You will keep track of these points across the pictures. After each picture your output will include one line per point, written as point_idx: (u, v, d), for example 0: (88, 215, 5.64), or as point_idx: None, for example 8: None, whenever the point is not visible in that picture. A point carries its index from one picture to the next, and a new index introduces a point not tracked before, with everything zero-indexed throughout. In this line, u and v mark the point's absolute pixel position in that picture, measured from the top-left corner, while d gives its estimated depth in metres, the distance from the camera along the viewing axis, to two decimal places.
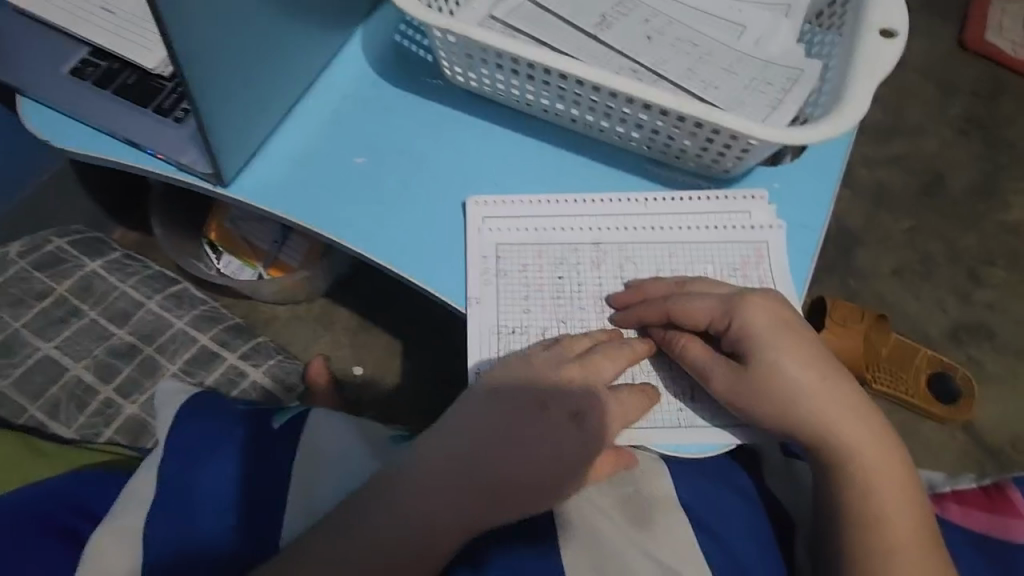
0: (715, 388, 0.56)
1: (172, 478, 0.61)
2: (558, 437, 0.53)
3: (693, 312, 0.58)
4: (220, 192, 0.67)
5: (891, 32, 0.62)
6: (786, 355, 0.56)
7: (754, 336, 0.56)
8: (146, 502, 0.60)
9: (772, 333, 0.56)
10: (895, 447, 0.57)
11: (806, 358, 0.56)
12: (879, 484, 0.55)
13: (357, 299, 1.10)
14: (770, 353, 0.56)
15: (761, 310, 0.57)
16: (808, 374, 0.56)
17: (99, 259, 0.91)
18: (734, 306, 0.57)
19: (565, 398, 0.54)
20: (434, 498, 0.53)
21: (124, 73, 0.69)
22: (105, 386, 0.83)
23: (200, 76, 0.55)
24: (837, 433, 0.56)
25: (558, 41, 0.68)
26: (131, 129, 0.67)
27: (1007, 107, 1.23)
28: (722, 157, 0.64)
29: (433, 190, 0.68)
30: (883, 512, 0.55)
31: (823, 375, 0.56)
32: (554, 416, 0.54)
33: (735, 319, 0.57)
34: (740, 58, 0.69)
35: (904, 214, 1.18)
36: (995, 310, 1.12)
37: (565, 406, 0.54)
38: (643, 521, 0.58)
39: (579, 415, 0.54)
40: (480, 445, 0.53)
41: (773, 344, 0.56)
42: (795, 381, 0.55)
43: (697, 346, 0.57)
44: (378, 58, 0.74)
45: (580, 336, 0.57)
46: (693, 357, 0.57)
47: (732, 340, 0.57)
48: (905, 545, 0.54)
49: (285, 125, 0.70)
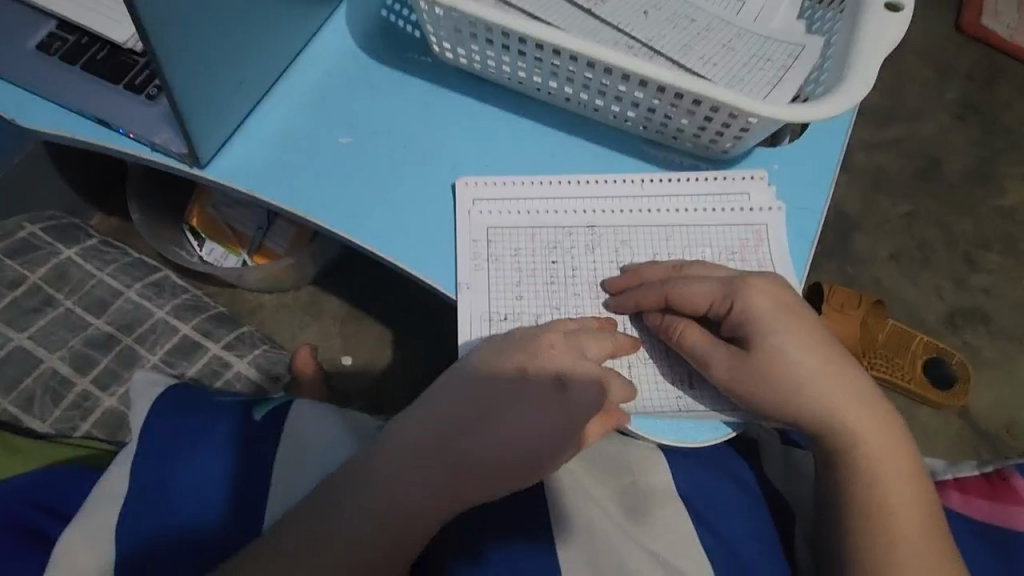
0: (716, 375, 0.54)
1: (147, 473, 0.58)
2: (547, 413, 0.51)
3: (692, 296, 0.56)
4: (196, 174, 0.64)
5: (896, 6, 0.60)
6: (789, 340, 0.54)
7: (755, 320, 0.54)
8: (119, 498, 0.57)
9: (774, 317, 0.54)
10: (899, 433, 0.56)
11: (808, 343, 0.54)
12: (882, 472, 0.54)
13: (345, 287, 1.07)
14: (772, 338, 0.54)
15: (762, 293, 0.55)
16: (811, 359, 0.54)
17: (75, 246, 0.88)
18: (735, 290, 0.55)
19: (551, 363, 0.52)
20: (421, 480, 0.51)
21: (93, 48, 0.66)
22: (82, 378, 0.80)
23: (171, 50, 0.52)
24: (841, 420, 0.54)
25: (551, 16, 0.65)
26: (102, 108, 0.64)
27: (1003, 91, 1.21)
28: (720, 137, 0.62)
29: (421, 172, 0.65)
30: (886, 501, 0.53)
31: (826, 360, 0.55)
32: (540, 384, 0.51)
33: (737, 302, 0.55)
34: (739, 34, 0.66)
35: (900, 199, 1.16)
36: (992, 295, 1.11)
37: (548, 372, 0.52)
38: (640, 514, 0.56)
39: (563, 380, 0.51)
40: (459, 424, 0.52)
41: (776, 329, 0.54)
42: (798, 367, 0.54)
43: (695, 332, 0.55)
44: (363, 34, 0.70)
45: (573, 323, 0.55)
46: (693, 343, 0.55)
47: (732, 324, 0.55)
48: (909, 537, 0.52)
49: (265, 104, 0.67)
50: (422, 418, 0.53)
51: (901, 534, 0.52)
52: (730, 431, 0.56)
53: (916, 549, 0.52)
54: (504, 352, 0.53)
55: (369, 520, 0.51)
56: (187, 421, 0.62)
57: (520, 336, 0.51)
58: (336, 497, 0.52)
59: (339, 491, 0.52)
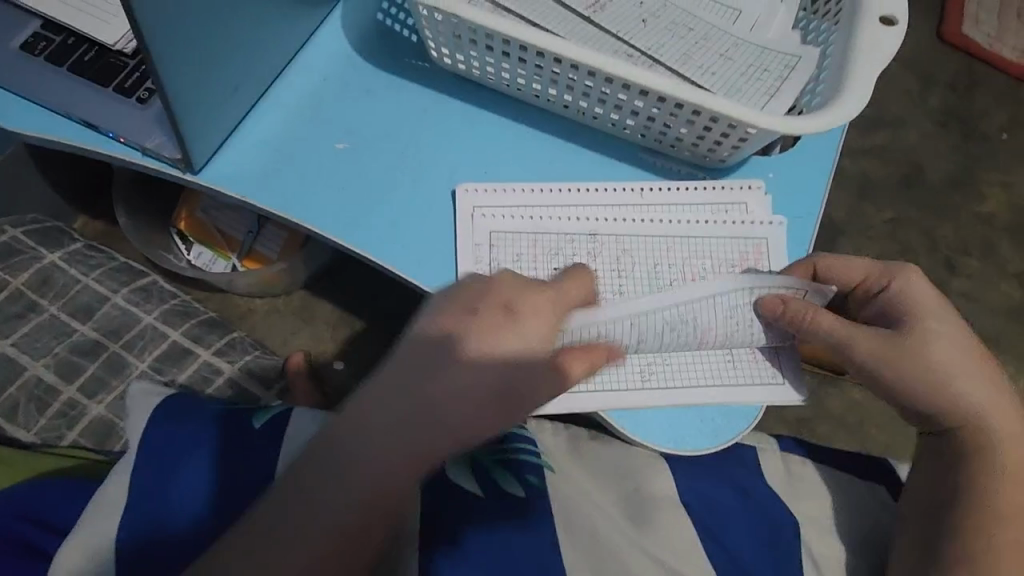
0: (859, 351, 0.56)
1: (145, 483, 0.57)
2: (506, 346, 0.45)
3: (850, 269, 0.59)
4: (189, 179, 0.62)
5: (890, 20, 0.61)
6: (942, 327, 0.56)
7: (910, 304, 0.56)
8: (118, 509, 0.56)
9: (932, 306, 0.56)
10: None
11: (965, 341, 0.56)
12: (1006, 467, 0.53)
13: (337, 291, 1.06)
14: (928, 329, 0.55)
15: (919, 283, 0.57)
16: (959, 357, 0.55)
17: (58, 249, 0.86)
18: (893, 273, 0.58)
19: (500, 292, 0.47)
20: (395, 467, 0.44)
21: (81, 49, 0.64)
22: (67, 387, 0.77)
23: (168, 54, 0.51)
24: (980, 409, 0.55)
25: (551, 22, 0.65)
26: (90, 111, 0.62)
27: (982, 99, 1.25)
28: (718, 146, 0.62)
29: (421, 178, 0.64)
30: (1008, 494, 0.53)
31: (978, 357, 0.56)
32: (489, 315, 0.46)
33: (893, 285, 0.57)
34: (736, 43, 0.67)
35: (884, 205, 1.19)
36: (971, 299, 1.14)
37: (496, 300, 0.46)
38: (645, 522, 0.57)
39: (511, 309, 0.46)
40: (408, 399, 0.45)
41: (930, 315, 0.56)
42: (947, 350, 0.55)
43: (825, 317, 0.56)
44: (360, 37, 0.70)
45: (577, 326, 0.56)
46: (824, 321, 0.56)
47: (887, 304, 0.57)
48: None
49: (261, 107, 0.66)
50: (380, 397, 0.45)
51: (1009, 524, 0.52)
52: (729, 438, 0.57)
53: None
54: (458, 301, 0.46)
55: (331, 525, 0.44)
56: (180, 433, 0.60)
57: (491, 296, 0.47)
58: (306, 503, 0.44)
59: None
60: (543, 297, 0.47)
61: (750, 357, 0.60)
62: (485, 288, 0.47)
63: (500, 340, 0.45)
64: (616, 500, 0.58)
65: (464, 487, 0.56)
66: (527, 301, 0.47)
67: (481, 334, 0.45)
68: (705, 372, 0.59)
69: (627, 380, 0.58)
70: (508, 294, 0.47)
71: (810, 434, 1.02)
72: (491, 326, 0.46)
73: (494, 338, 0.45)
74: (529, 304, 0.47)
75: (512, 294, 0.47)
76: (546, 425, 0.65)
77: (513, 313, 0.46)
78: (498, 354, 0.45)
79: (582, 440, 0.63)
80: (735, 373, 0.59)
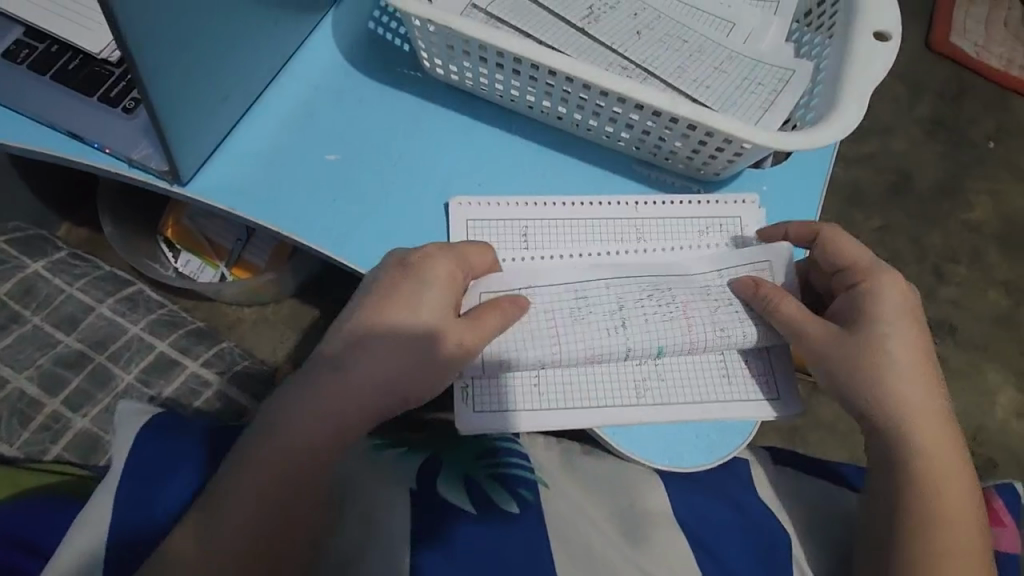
0: (812, 343, 0.55)
1: (131, 503, 0.56)
2: (412, 302, 0.52)
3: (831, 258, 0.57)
4: (176, 191, 0.61)
5: (884, 35, 0.61)
6: (905, 331, 0.54)
7: (877, 303, 0.55)
8: (102, 532, 0.54)
9: (893, 309, 0.55)
10: (963, 461, 0.55)
11: (925, 348, 0.55)
12: (938, 472, 0.53)
13: (327, 300, 1.05)
14: (885, 328, 0.54)
15: (893, 284, 0.55)
16: (912, 362, 0.54)
17: (42, 258, 0.84)
18: (871, 273, 0.56)
19: (393, 255, 0.55)
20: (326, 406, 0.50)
21: (65, 57, 0.62)
22: (51, 400, 0.76)
23: (155, 67, 0.49)
24: (929, 415, 0.54)
25: (545, 34, 0.65)
26: (75, 121, 0.61)
27: (969, 108, 1.26)
28: (713, 160, 0.62)
29: (414, 191, 0.64)
30: (947, 501, 0.53)
31: (933, 364, 0.56)
32: (389, 274, 0.53)
33: (865, 282, 0.55)
34: (730, 56, 0.67)
35: (873, 212, 1.20)
36: (959, 306, 1.15)
37: (391, 261, 0.54)
38: (641, 538, 0.56)
39: (404, 262, 0.54)
40: (343, 362, 0.51)
41: (896, 318, 0.54)
42: (904, 355, 0.54)
43: (790, 305, 0.56)
44: (351, 46, 0.69)
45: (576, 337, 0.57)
46: (785, 311, 0.56)
47: (850, 299, 0.56)
48: (960, 535, 0.52)
49: (250, 117, 0.65)
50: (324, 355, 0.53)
51: (942, 530, 0.52)
52: (723, 454, 0.58)
53: (965, 547, 0.52)
54: (381, 275, 0.54)
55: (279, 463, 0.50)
56: (171, 450, 0.60)
57: (393, 261, 0.54)
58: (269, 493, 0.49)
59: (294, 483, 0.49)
60: (428, 248, 0.55)
61: (746, 373, 0.59)
62: (386, 256, 0.55)
63: (399, 289, 0.52)
64: (611, 516, 0.58)
65: (461, 508, 0.55)
66: (420, 257, 0.54)
67: (382, 286, 0.53)
68: (700, 390, 0.58)
69: (620, 397, 0.58)
70: (402, 254, 0.54)
71: (801, 442, 1.03)
72: (390, 282, 0.53)
73: (394, 290, 0.52)
74: (425, 258, 0.54)
75: (406, 252, 0.54)
76: (539, 439, 0.65)
77: (407, 266, 0.53)
78: (410, 310, 0.52)
79: (575, 454, 0.63)
80: (731, 390, 0.59)
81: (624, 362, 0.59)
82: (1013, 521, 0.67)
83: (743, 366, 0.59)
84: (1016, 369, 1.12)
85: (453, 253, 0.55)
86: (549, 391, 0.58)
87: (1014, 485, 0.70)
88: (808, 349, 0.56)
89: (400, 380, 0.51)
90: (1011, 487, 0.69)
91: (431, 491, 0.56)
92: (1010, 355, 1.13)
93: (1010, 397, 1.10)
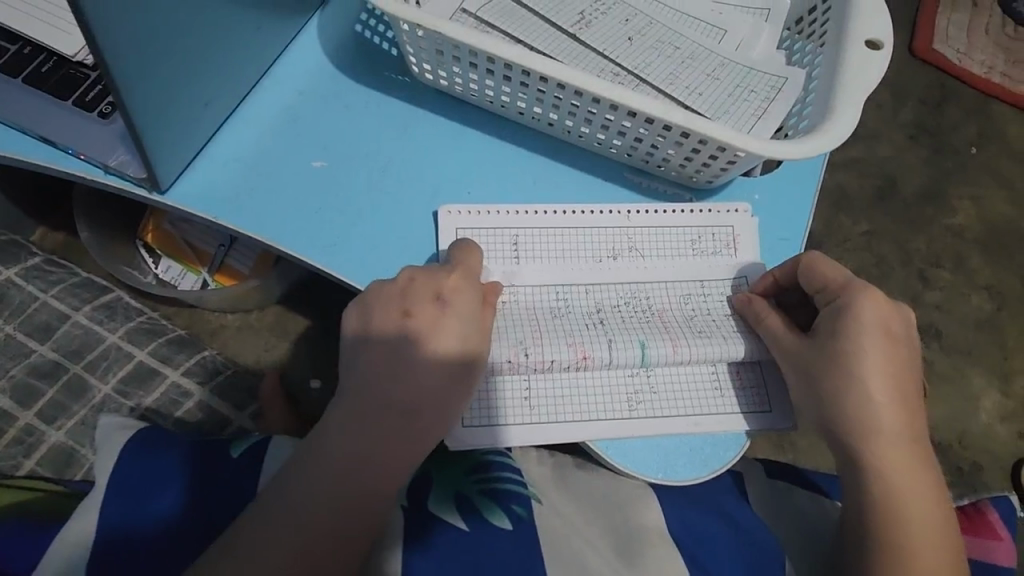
0: (793, 357, 0.55)
1: (114, 519, 0.54)
2: (438, 330, 0.51)
3: (820, 275, 0.56)
4: (155, 200, 0.59)
5: (876, 43, 0.61)
6: (880, 348, 0.53)
7: (855, 316, 0.53)
8: (83, 549, 0.52)
9: (873, 327, 0.53)
10: (935, 479, 0.54)
11: (900, 367, 0.54)
12: (907, 488, 0.53)
13: (312, 307, 1.03)
14: (863, 343, 0.53)
15: (870, 301, 0.54)
16: (889, 381, 0.53)
17: (14, 265, 0.82)
18: (851, 288, 0.54)
19: (423, 284, 0.52)
20: (357, 440, 0.49)
21: (37, 58, 0.60)
22: (25, 412, 0.73)
23: (129, 69, 0.47)
24: (900, 434, 0.53)
25: (536, 39, 0.64)
26: (50, 127, 0.59)
27: (952, 114, 1.27)
28: (706, 168, 0.61)
29: (404, 197, 0.62)
30: (914, 520, 0.52)
31: (909, 384, 0.54)
32: (424, 308, 0.52)
33: (842, 298, 0.54)
34: (722, 63, 0.67)
35: (860, 217, 1.20)
36: (944, 311, 1.17)
37: (424, 291, 0.52)
38: (632, 554, 0.55)
39: (442, 297, 0.52)
40: (365, 385, 0.50)
41: (871, 334, 0.53)
42: (877, 373, 0.53)
43: (775, 320, 0.57)
44: (337, 49, 0.67)
45: (565, 352, 0.56)
46: (773, 329, 0.57)
47: (830, 313, 0.55)
48: (928, 554, 0.51)
49: (233, 122, 0.63)
50: (349, 389, 0.51)
51: (913, 545, 0.51)
52: (716, 468, 0.57)
53: (932, 567, 0.51)
54: (395, 297, 0.52)
55: (292, 498, 0.47)
56: (158, 463, 0.58)
57: (417, 293, 0.52)
58: (254, 521, 0.47)
59: (278, 500, 0.47)
60: (456, 278, 0.53)
61: (738, 385, 0.59)
62: (410, 281, 0.52)
63: (433, 324, 0.51)
64: (603, 532, 0.57)
65: (451, 523, 0.54)
66: (451, 288, 0.53)
67: (415, 323, 0.51)
68: (691, 402, 0.58)
69: (612, 409, 0.57)
70: (434, 285, 0.52)
71: (790, 447, 1.03)
72: (425, 317, 0.51)
73: (430, 325, 0.51)
74: (460, 294, 0.53)
75: (439, 283, 0.53)
76: (531, 453, 0.64)
77: (443, 301, 0.52)
78: (417, 330, 0.51)
79: (568, 468, 0.63)
80: (721, 402, 0.58)
81: (615, 374, 0.58)
82: (1008, 535, 0.71)
83: (733, 377, 0.59)
84: (999, 373, 1.13)
85: (473, 278, 0.54)
86: (540, 403, 0.57)
87: (1008, 500, 0.75)
88: (786, 361, 0.56)
89: (428, 416, 0.51)
90: (1006, 501, 0.75)
91: (423, 508, 0.55)
92: (993, 360, 1.14)
93: (994, 401, 1.12)
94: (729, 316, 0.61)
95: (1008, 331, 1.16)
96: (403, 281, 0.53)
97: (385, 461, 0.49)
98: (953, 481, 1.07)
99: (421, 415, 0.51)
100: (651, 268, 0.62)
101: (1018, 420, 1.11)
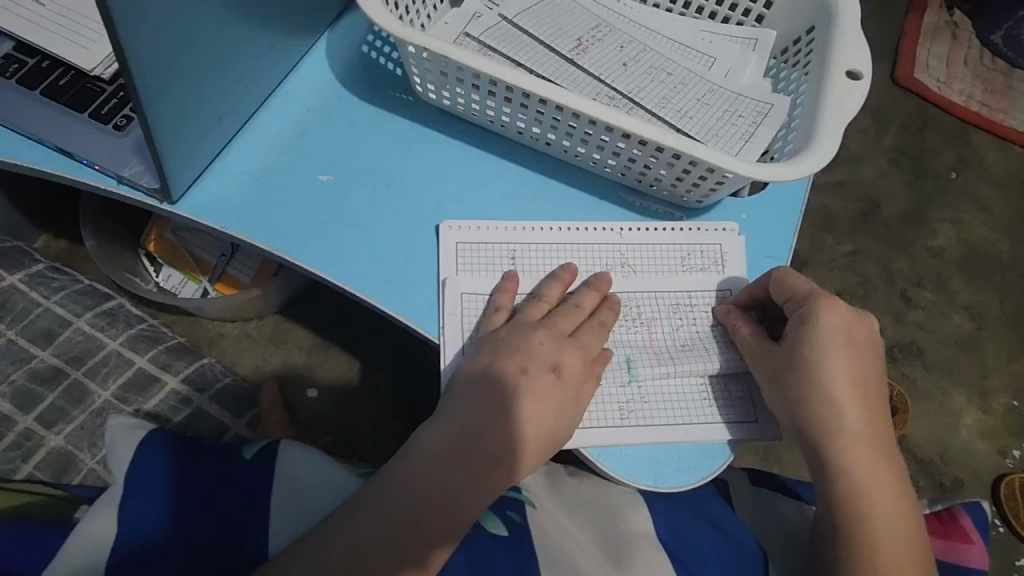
0: (769, 367, 0.58)
1: (131, 521, 0.55)
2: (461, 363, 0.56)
3: (789, 281, 0.58)
4: (166, 210, 0.61)
5: (856, 74, 0.64)
6: (843, 356, 0.56)
7: (823, 326, 0.56)
8: (105, 546, 0.54)
9: (839, 335, 0.56)
10: (901, 478, 0.57)
11: (864, 373, 0.56)
12: (873, 487, 0.55)
13: (311, 317, 1.05)
14: (828, 350, 0.56)
15: (836, 310, 0.57)
16: (852, 385, 0.56)
17: (19, 271, 0.84)
18: (816, 299, 0.57)
19: (547, 353, 0.56)
20: (439, 469, 0.53)
21: (55, 72, 0.63)
22: (24, 417, 0.74)
23: (148, 83, 0.49)
24: (865, 436, 0.56)
25: (536, 63, 0.67)
26: (65, 137, 0.60)
27: (932, 141, 1.32)
28: (696, 188, 0.64)
29: (407, 210, 0.65)
30: (880, 518, 0.55)
31: (872, 388, 0.57)
32: (537, 373, 0.56)
33: (812, 307, 0.57)
34: (712, 88, 0.71)
35: (844, 238, 1.24)
36: (925, 330, 1.20)
37: (546, 359, 0.56)
38: (621, 556, 0.57)
39: (557, 368, 0.56)
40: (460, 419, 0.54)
41: (837, 342, 0.56)
42: (840, 378, 0.55)
43: (750, 329, 0.60)
44: (343, 67, 0.70)
45: (571, 352, 0.57)
46: (752, 342, 0.59)
47: (795, 323, 0.57)
48: (891, 548, 0.54)
49: (241, 138, 0.65)
50: (439, 422, 0.55)
51: (877, 541, 0.54)
52: (703, 476, 0.58)
53: (896, 559, 0.54)
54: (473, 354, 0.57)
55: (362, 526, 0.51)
56: (188, 466, 0.59)
57: (537, 357, 0.56)
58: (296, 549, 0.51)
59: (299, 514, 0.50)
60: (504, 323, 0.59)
61: (723, 396, 0.61)
62: (541, 346, 0.57)
63: None
64: (592, 538, 0.59)
65: None
66: None
67: (528, 380, 0.55)
68: (680, 411, 0.60)
69: (603, 417, 0.59)
70: (555, 356, 0.56)
71: (776, 460, 1.06)
72: None
73: None
74: (547, 350, 0.57)
75: (557, 356, 0.57)
76: None
77: (558, 373, 0.56)
78: None
79: (560, 476, 0.65)
80: (708, 412, 0.60)
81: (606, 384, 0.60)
82: (980, 538, 0.74)
83: (720, 388, 0.61)
84: (979, 391, 1.17)
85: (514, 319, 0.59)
86: None
87: (981, 505, 0.78)
88: (761, 372, 0.58)
89: (516, 461, 0.54)
90: (979, 507, 0.77)
91: None
92: (973, 377, 1.17)
93: (974, 418, 1.15)
94: (711, 327, 0.63)
95: (988, 350, 1.19)
96: (531, 342, 0.57)
97: (456, 496, 0.53)
98: (934, 496, 1.09)
99: (506, 465, 0.54)
100: (639, 279, 0.65)
101: (998, 437, 1.14)
